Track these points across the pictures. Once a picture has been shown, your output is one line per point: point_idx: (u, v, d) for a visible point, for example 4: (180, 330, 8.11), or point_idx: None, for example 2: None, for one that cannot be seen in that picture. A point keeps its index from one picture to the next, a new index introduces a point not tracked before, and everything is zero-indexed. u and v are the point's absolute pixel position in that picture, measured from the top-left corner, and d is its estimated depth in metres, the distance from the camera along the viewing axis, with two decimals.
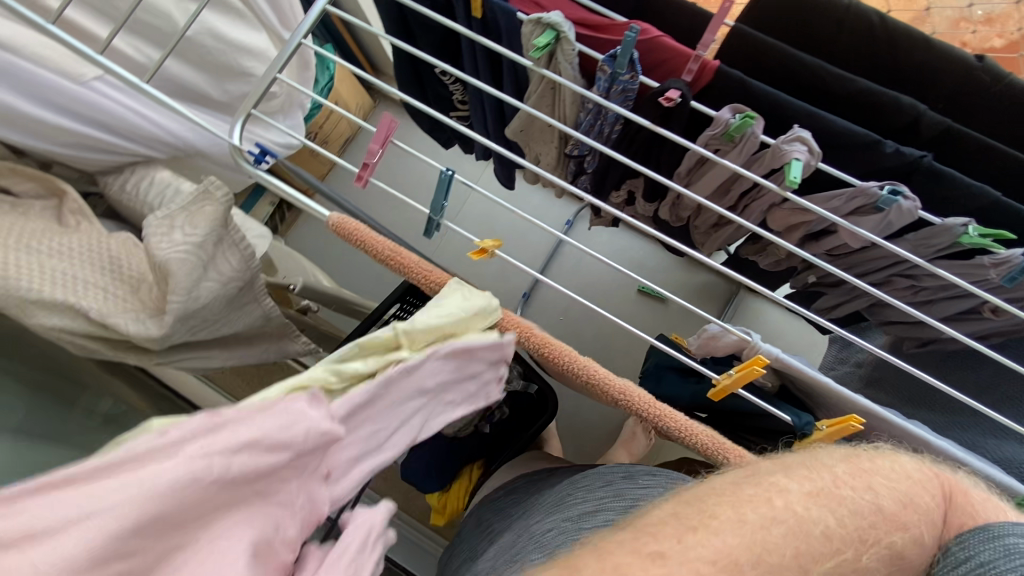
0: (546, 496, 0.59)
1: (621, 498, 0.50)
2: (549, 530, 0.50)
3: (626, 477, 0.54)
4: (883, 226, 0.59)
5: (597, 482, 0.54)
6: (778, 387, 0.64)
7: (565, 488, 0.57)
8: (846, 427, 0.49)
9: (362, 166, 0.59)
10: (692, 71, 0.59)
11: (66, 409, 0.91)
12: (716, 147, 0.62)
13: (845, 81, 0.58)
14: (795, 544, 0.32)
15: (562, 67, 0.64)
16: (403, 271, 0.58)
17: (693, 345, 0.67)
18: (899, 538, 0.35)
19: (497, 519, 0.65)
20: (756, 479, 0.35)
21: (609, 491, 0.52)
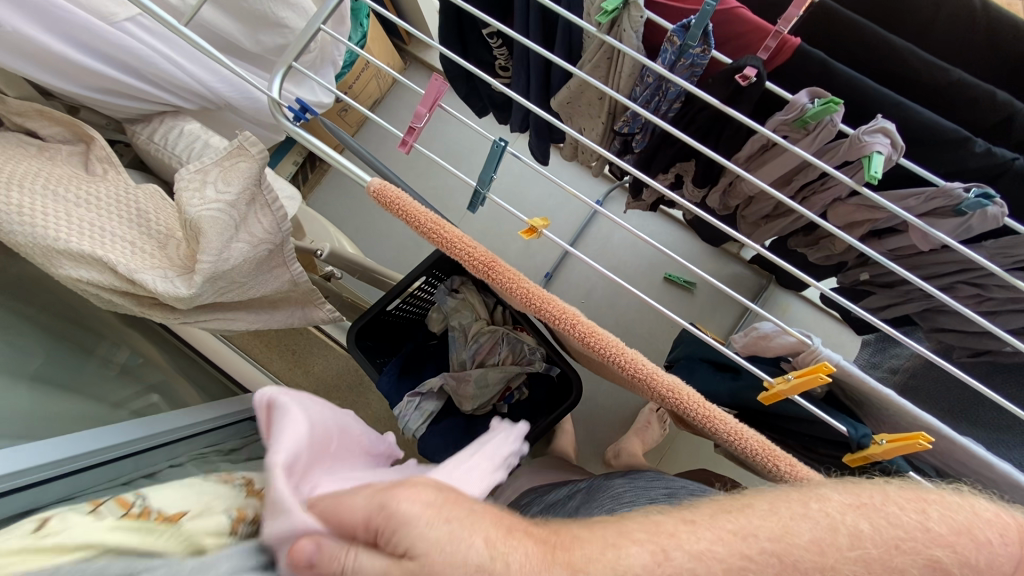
0: (587, 507, 0.56)
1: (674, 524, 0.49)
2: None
3: (669, 494, 0.54)
4: (962, 230, 0.55)
5: (642, 499, 0.53)
6: (825, 393, 0.61)
7: (609, 503, 0.55)
8: (913, 444, 0.45)
9: (408, 130, 0.56)
10: (770, 48, 0.55)
11: (85, 358, 0.90)
12: (785, 133, 0.59)
13: (937, 70, 0.53)
14: (818, 538, 0.31)
15: (626, 34, 0.59)
16: (441, 244, 0.54)
17: (739, 343, 0.64)
18: (944, 555, 0.32)
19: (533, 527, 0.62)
20: (828, 486, 0.35)
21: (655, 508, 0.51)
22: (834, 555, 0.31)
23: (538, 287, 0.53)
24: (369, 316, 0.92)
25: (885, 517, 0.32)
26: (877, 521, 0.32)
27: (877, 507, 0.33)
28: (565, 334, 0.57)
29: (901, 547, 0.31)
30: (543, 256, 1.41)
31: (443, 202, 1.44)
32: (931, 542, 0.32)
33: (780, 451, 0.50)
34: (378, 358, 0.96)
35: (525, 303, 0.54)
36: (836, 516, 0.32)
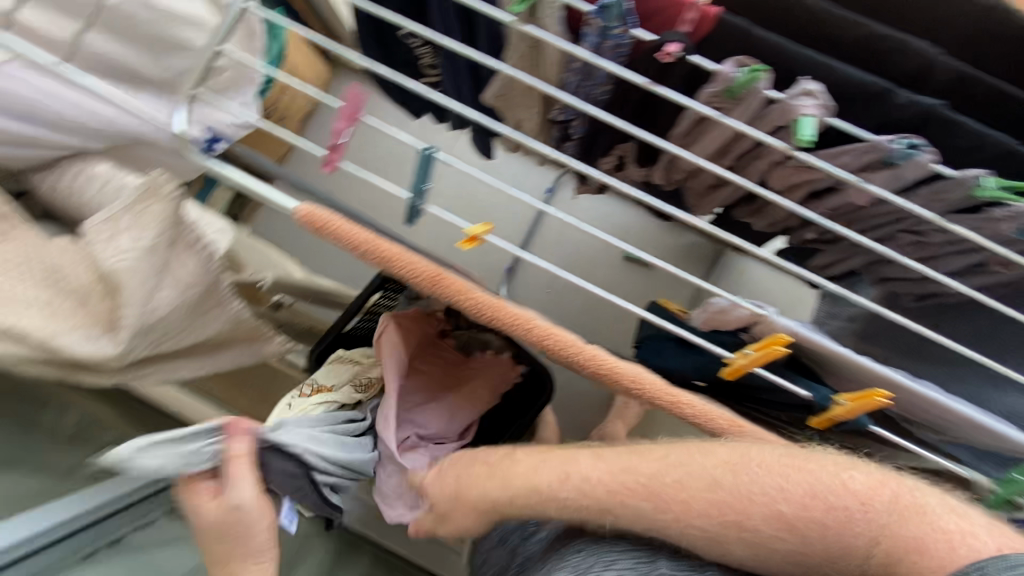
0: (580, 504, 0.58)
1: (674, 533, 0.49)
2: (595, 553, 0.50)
3: None
4: (893, 181, 0.56)
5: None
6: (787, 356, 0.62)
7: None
8: (872, 400, 0.47)
9: (330, 148, 0.52)
10: (690, 21, 0.54)
11: (24, 429, 0.84)
12: (718, 105, 0.58)
13: (855, 25, 0.53)
14: (679, 485, 0.45)
15: (546, 20, 0.57)
16: (380, 261, 0.51)
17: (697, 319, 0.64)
18: (786, 508, 0.42)
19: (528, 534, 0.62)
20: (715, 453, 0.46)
21: None
22: (690, 496, 0.44)
23: (489, 296, 0.52)
24: (326, 343, 0.88)
25: (747, 476, 0.43)
26: (739, 477, 0.44)
27: (742, 467, 0.44)
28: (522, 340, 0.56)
29: (751, 498, 0.43)
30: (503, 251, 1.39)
31: (392, 211, 1.40)
32: (774, 499, 0.42)
33: (745, 424, 0.51)
34: None
35: (478, 313, 0.52)
36: (704, 475, 0.45)
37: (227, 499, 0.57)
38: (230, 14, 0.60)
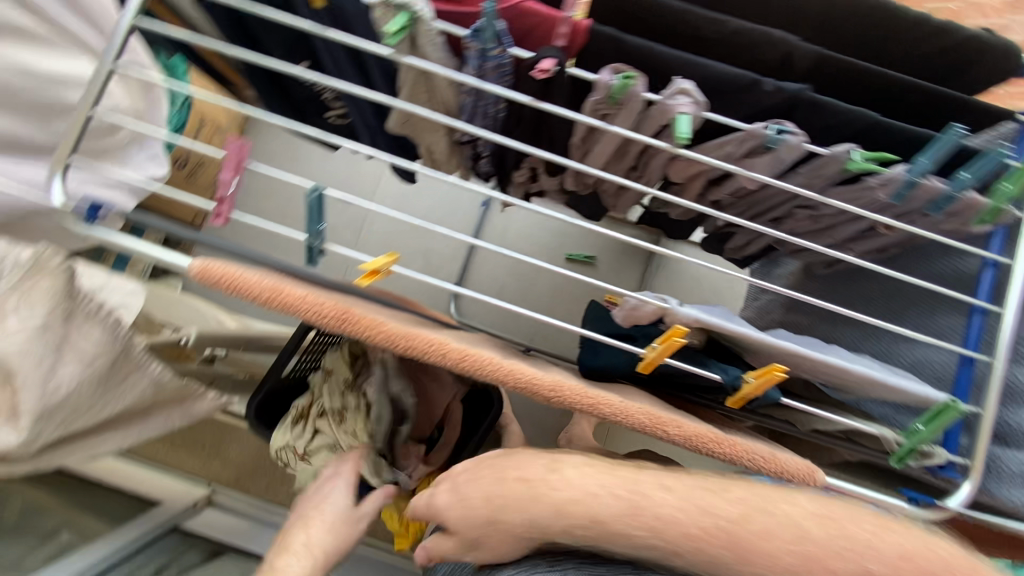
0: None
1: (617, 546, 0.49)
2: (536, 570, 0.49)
3: None
4: (775, 164, 0.59)
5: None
6: (706, 341, 0.64)
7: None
8: (770, 376, 0.49)
9: (218, 202, 0.52)
10: (564, 35, 0.56)
11: None
12: (604, 112, 0.60)
13: (715, 23, 0.56)
14: (762, 527, 0.43)
15: (427, 51, 0.58)
16: (283, 307, 0.51)
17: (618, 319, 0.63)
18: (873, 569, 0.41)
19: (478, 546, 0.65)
20: (790, 503, 0.45)
21: None
22: (779, 546, 0.42)
23: (400, 327, 0.52)
24: (264, 391, 0.86)
25: (840, 529, 0.43)
26: (832, 528, 0.43)
27: (839, 523, 0.43)
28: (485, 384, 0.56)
29: (847, 553, 0.42)
30: (448, 268, 1.38)
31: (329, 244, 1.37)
32: (864, 553, 0.41)
33: (665, 416, 0.52)
34: None
35: (391, 346, 0.51)
36: (796, 525, 0.43)
37: (332, 500, 0.69)
38: (100, 76, 0.58)
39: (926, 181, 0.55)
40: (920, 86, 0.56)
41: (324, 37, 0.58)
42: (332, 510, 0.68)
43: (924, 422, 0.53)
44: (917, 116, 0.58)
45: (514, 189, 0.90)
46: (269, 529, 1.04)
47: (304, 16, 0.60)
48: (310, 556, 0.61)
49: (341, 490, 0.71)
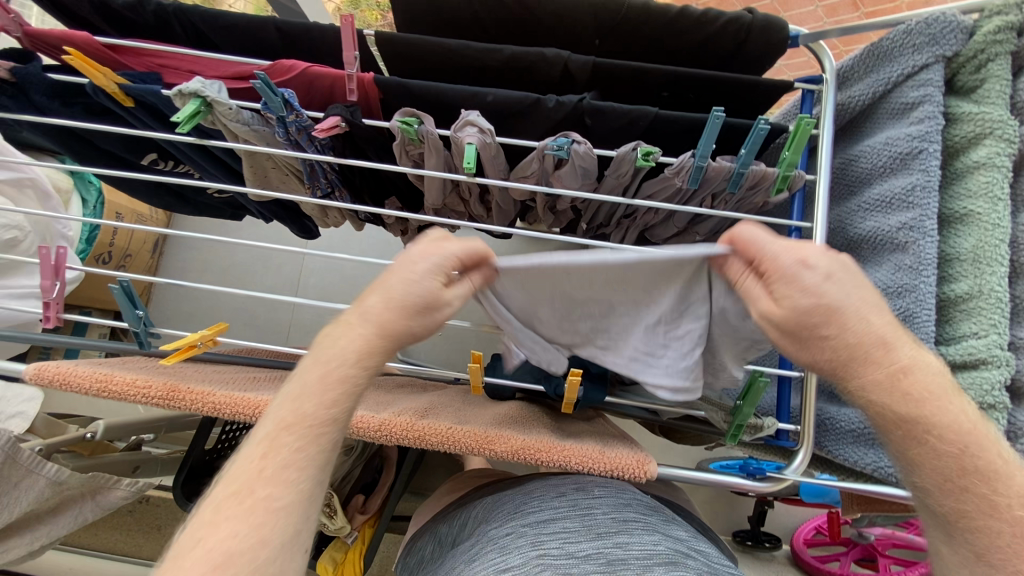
0: (499, 504, 0.67)
1: (582, 517, 0.58)
2: (511, 534, 0.58)
3: (578, 488, 0.64)
4: (582, 174, 0.61)
5: (551, 493, 0.64)
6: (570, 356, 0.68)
7: (523, 496, 0.66)
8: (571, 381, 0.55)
9: (45, 306, 0.56)
10: (354, 91, 0.60)
11: None
12: (415, 151, 0.63)
13: (491, 53, 0.59)
14: (947, 413, 0.42)
15: (234, 127, 0.62)
16: (116, 395, 0.54)
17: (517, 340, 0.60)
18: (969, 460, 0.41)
19: (447, 547, 0.70)
20: (972, 433, 0.42)
21: (564, 502, 0.62)
22: (935, 423, 0.42)
23: (227, 395, 0.54)
24: (186, 468, 0.86)
25: (973, 449, 0.42)
26: (976, 453, 0.42)
27: (973, 446, 0.42)
28: (400, 438, 0.53)
29: (962, 449, 0.42)
30: None
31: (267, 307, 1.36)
32: (966, 452, 0.41)
33: (494, 434, 0.53)
34: None
35: (220, 415, 0.54)
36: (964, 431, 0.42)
37: (416, 275, 0.47)
38: None
39: (713, 162, 0.56)
40: (694, 74, 0.58)
41: (143, 134, 0.63)
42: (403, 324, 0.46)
43: (741, 398, 0.55)
44: (702, 100, 0.60)
45: (397, 232, 0.93)
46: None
47: (127, 118, 0.64)
48: (324, 383, 0.45)
49: (427, 269, 0.47)
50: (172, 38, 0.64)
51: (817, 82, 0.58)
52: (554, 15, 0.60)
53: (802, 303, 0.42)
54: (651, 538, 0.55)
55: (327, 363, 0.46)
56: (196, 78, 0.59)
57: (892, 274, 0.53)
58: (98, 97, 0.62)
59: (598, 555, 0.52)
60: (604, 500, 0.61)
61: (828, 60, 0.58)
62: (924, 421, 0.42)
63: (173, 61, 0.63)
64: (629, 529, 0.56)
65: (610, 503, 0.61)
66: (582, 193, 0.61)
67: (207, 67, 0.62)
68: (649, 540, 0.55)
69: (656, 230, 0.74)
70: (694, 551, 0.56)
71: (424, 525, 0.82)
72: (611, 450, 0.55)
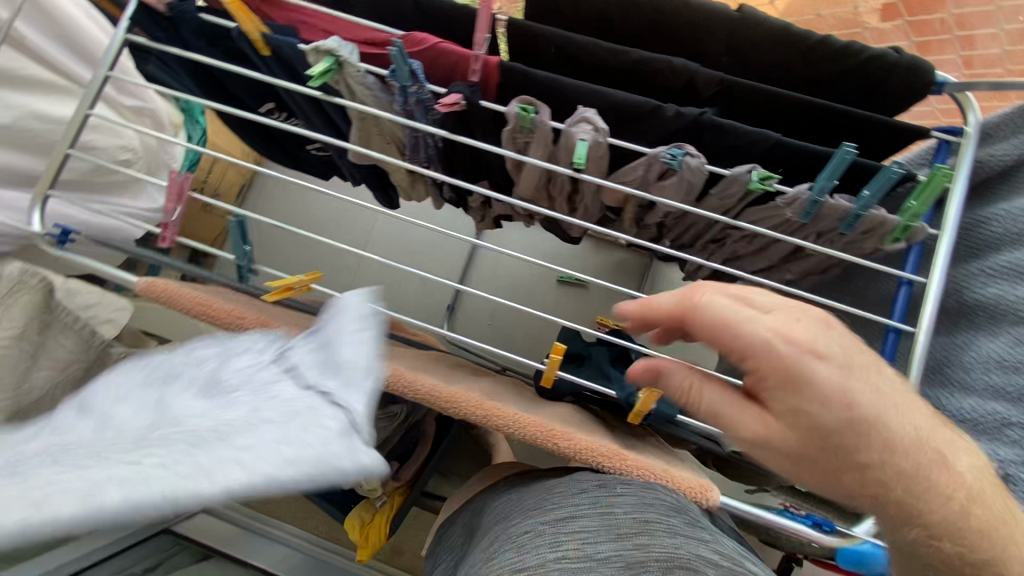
0: (523, 501, 0.62)
1: (602, 515, 0.52)
2: (529, 533, 0.54)
3: (601, 484, 0.57)
4: (686, 188, 0.60)
5: (574, 487, 0.57)
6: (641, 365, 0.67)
7: (545, 491, 0.60)
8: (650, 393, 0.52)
9: (163, 227, 0.60)
10: (477, 72, 0.61)
11: None
12: (522, 139, 0.64)
13: (618, 54, 0.59)
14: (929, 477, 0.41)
15: (357, 89, 0.64)
16: (213, 320, 0.57)
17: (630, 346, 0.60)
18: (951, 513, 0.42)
19: (476, 531, 0.70)
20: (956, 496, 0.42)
21: (585, 498, 0.55)
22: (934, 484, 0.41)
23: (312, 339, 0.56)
24: None
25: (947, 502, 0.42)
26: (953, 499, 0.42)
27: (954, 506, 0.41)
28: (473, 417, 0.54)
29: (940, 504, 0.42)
30: (440, 291, 1.36)
31: (332, 265, 1.39)
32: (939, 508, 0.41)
33: (560, 429, 0.54)
34: None
35: None
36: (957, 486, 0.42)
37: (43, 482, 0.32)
38: (79, 118, 0.66)
39: (830, 199, 0.54)
40: (824, 105, 0.56)
41: (272, 83, 0.66)
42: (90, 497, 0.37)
43: None
44: (825, 134, 0.58)
45: (476, 216, 0.95)
46: (267, 540, 1.09)
47: (258, 65, 0.68)
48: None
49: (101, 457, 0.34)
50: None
51: (957, 134, 0.56)
52: (686, 27, 0.59)
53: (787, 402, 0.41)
54: (672, 541, 0.48)
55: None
56: (333, 37, 0.62)
57: (1011, 346, 0.50)
58: (239, 43, 0.65)
59: (616, 559, 0.48)
60: (627, 498, 0.54)
61: (975, 113, 0.55)
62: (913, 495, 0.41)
63: (313, 19, 0.66)
64: (650, 530, 0.50)
65: (633, 502, 0.53)
66: (686, 208, 0.60)
67: (342, 28, 0.65)
68: (670, 544, 0.48)
69: (742, 261, 0.72)
70: (722, 555, 0.48)
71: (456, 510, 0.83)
72: (673, 470, 0.56)
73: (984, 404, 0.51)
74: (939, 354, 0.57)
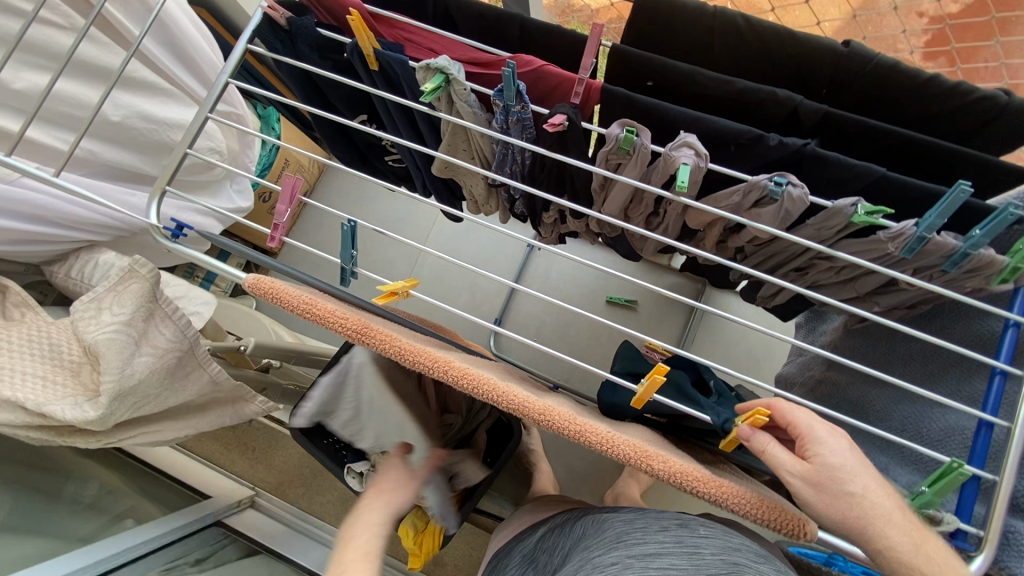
0: (601, 529, 0.60)
1: (690, 556, 0.51)
2: (616, 564, 0.51)
3: (683, 525, 0.57)
4: (783, 216, 0.61)
5: (654, 526, 0.57)
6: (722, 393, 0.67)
7: (622, 526, 0.58)
8: (755, 420, 0.53)
9: (273, 227, 0.63)
10: (579, 94, 0.63)
11: (52, 501, 0.92)
12: (617, 160, 0.65)
13: (722, 83, 0.60)
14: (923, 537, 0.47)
15: (460, 106, 0.67)
16: (315, 318, 0.59)
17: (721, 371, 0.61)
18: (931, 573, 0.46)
19: (538, 555, 0.68)
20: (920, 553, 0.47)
21: (670, 537, 0.55)
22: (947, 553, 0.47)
23: (410, 343, 0.58)
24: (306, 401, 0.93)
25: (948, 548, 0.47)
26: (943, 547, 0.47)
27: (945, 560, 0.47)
28: (564, 431, 0.55)
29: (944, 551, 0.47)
30: (489, 303, 1.37)
31: (384, 271, 1.42)
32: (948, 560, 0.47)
33: (653, 450, 0.54)
34: (327, 440, 0.97)
35: (400, 359, 0.58)
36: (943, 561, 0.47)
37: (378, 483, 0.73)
38: (199, 121, 0.70)
39: (938, 236, 0.54)
40: (932, 142, 0.56)
41: (376, 95, 0.69)
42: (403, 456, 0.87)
43: (927, 484, 0.51)
44: (931, 170, 0.58)
45: (546, 231, 0.96)
46: (314, 542, 1.10)
47: (364, 78, 0.71)
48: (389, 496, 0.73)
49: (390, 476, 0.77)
50: (420, 17, 0.70)
51: None
52: (790, 58, 0.60)
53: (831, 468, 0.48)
54: None
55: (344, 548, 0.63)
56: (442, 56, 0.64)
57: None
58: (352, 56, 0.68)
59: None
60: (712, 542, 0.54)
61: None
62: (901, 552, 0.47)
63: (420, 38, 0.69)
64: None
65: (718, 545, 0.53)
66: (785, 235, 0.59)
67: (449, 47, 0.67)
68: None
69: (826, 289, 0.71)
70: None
71: (508, 544, 0.80)
72: (766, 498, 0.54)
73: None
74: None
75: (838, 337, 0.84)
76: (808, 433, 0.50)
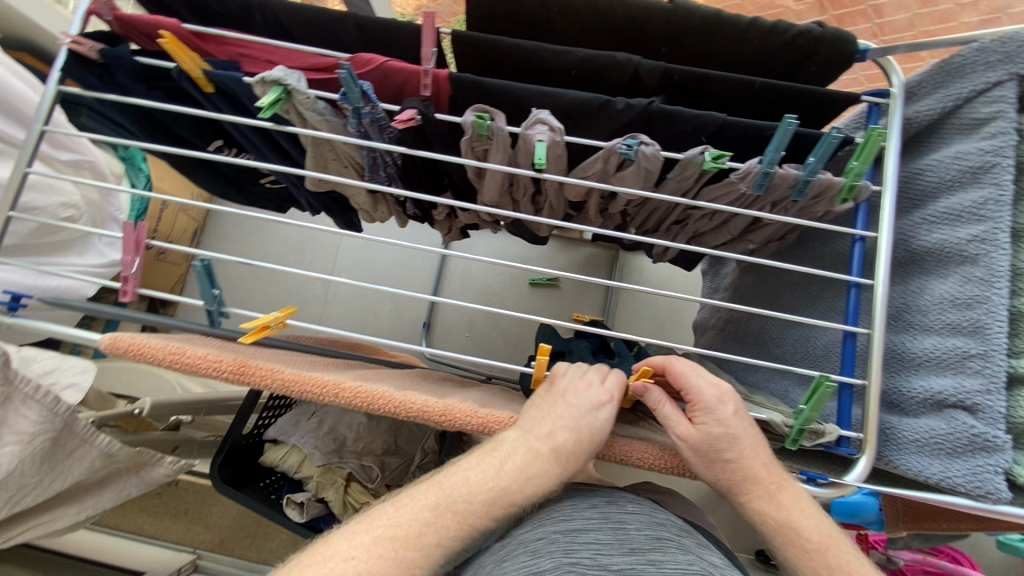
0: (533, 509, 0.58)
1: (615, 531, 0.50)
2: (542, 540, 0.49)
3: (611, 502, 0.56)
4: (645, 175, 0.63)
5: (582, 503, 0.55)
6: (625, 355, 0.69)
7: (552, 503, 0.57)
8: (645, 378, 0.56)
9: (124, 279, 0.58)
10: (428, 86, 0.61)
11: None
12: (481, 147, 0.65)
13: (564, 54, 0.60)
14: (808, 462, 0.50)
15: (309, 115, 0.64)
16: (186, 366, 0.55)
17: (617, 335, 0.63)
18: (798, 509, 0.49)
19: None
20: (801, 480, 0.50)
21: (597, 513, 0.53)
22: None
23: (296, 372, 0.55)
24: (224, 450, 0.88)
25: None
26: None
27: None
28: (467, 424, 0.54)
29: None
30: (414, 309, 1.35)
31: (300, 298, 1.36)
32: None
33: None
34: (258, 484, 0.93)
35: (287, 391, 0.55)
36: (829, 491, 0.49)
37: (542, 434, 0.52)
38: (17, 176, 0.63)
39: (780, 169, 0.57)
40: (763, 84, 0.59)
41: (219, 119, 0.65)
42: (347, 456, 0.91)
43: (804, 401, 0.54)
44: (769, 110, 0.61)
45: (443, 228, 0.95)
46: None
47: (203, 101, 0.66)
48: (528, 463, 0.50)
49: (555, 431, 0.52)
50: (252, 30, 0.66)
51: (885, 96, 0.60)
52: (625, 21, 0.61)
53: (715, 430, 0.50)
54: (686, 557, 0.48)
55: (436, 492, 0.49)
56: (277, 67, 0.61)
57: (960, 286, 0.55)
58: (181, 82, 0.64)
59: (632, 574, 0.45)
60: (638, 517, 0.53)
61: (896, 75, 0.59)
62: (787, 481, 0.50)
63: (254, 51, 0.65)
64: (663, 547, 0.48)
65: (644, 520, 0.52)
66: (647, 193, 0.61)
67: (286, 57, 0.64)
68: (684, 559, 0.47)
69: (706, 238, 0.74)
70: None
71: None
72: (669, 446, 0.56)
73: (946, 342, 0.55)
74: (896, 301, 0.61)
75: (735, 279, 0.88)
76: (700, 401, 0.52)
